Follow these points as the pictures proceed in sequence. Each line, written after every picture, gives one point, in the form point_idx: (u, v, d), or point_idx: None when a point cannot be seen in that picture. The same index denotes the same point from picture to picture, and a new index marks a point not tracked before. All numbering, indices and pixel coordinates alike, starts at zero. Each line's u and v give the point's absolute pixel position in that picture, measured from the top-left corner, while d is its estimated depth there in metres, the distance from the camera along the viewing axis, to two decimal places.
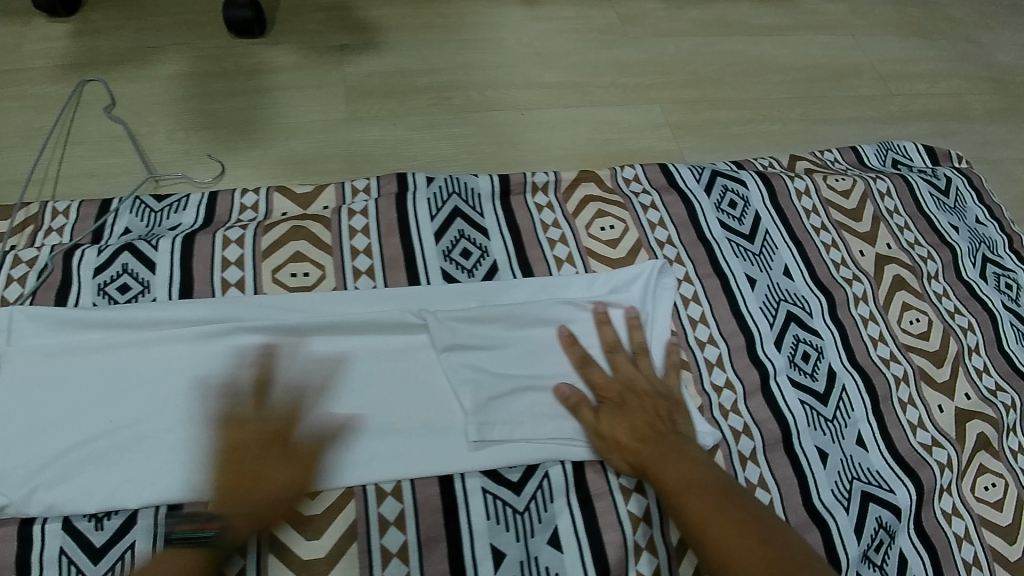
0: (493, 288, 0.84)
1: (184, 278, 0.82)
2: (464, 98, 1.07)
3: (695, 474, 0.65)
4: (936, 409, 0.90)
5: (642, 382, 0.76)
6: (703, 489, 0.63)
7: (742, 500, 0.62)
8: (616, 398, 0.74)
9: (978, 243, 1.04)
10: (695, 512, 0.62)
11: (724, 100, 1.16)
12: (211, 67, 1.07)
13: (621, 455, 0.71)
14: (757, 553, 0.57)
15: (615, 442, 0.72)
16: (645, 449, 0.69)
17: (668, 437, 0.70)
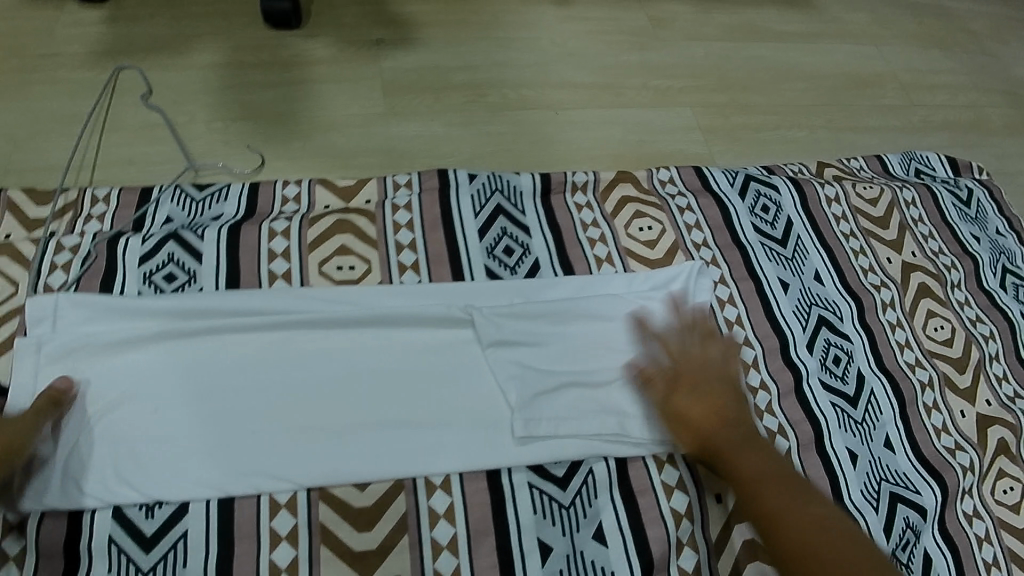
0: (538, 286, 0.85)
1: (231, 269, 0.83)
2: (499, 97, 1.08)
3: (769, 470, 0.67)
4: (959, 414, 0.92)
5: (722, 362, 0.76)
6: (773, 486, 0.65)
7: (815, 501, 0.64)
8: (692, 377, 0.74)
9: (998, 254, 1.07)
10: (768, 507, 0.64)
11: (753, 106, 1.17)
12: (248, 58, 1.07)
13: (690, 433, 0.72)
14: (826, 555, 0.60)
15: (684, 422, 0.73)
16: (717, 434, 0.70)
17: (740, 427, 0.71)
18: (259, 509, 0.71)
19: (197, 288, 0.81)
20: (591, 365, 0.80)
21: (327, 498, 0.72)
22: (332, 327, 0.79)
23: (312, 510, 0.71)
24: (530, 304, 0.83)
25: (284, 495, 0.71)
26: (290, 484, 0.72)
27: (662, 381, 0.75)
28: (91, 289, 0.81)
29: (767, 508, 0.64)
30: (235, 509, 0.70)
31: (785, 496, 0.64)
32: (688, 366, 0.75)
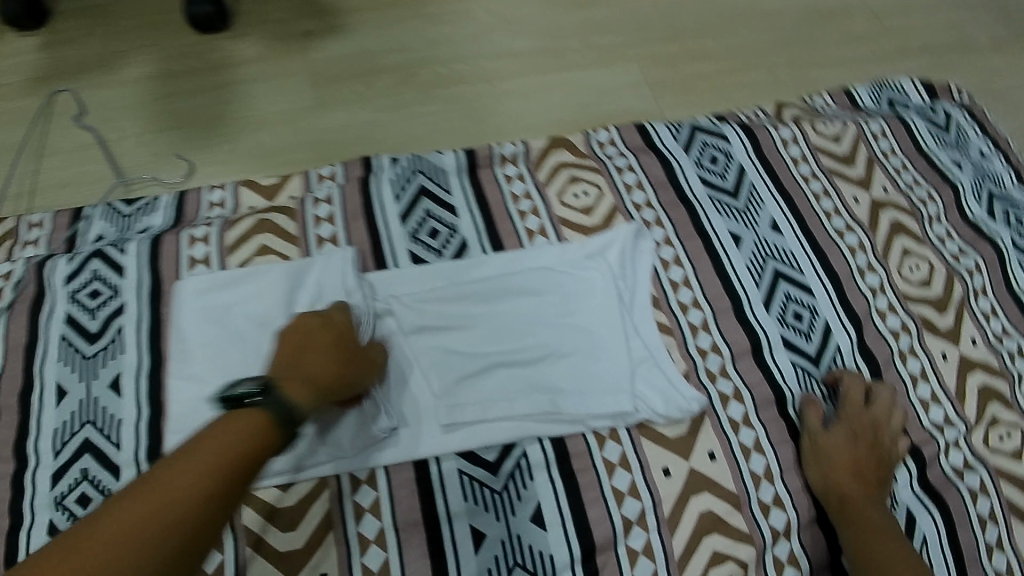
0: (463, 266, 0.81)
1: (153, 280, 0.82)
2: (432, 74, 1.04)
3: (880, 525, 0.70)
4: (940, 357, 0.85)
5: (883, 418, 0.78)
6: (883, 537, 0.69)
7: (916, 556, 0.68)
8: (854, 433, 0.76)
9: (982, 179, 0.98)
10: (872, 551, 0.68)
11: (705, 53, 1.10)
12: (178, 67, 1.06)
13: (828, 468, 0.74)
14: None
15: (819, 457, 0.75)
16: (859, 484, 0.73)
17: (876, 487, 0.74)
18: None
19: (123, 302, 0.81)
20: (520, 344, 0.77)
21: (251, 502, 0.70)
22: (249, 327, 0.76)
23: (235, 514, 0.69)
24: (454, 287, 0.79)
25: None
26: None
27: (817, 429, 0.76)
28: (23, 314, 0.81)
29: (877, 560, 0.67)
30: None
31: (896, 548, 0.68)
32: (847, 428, 0.77)
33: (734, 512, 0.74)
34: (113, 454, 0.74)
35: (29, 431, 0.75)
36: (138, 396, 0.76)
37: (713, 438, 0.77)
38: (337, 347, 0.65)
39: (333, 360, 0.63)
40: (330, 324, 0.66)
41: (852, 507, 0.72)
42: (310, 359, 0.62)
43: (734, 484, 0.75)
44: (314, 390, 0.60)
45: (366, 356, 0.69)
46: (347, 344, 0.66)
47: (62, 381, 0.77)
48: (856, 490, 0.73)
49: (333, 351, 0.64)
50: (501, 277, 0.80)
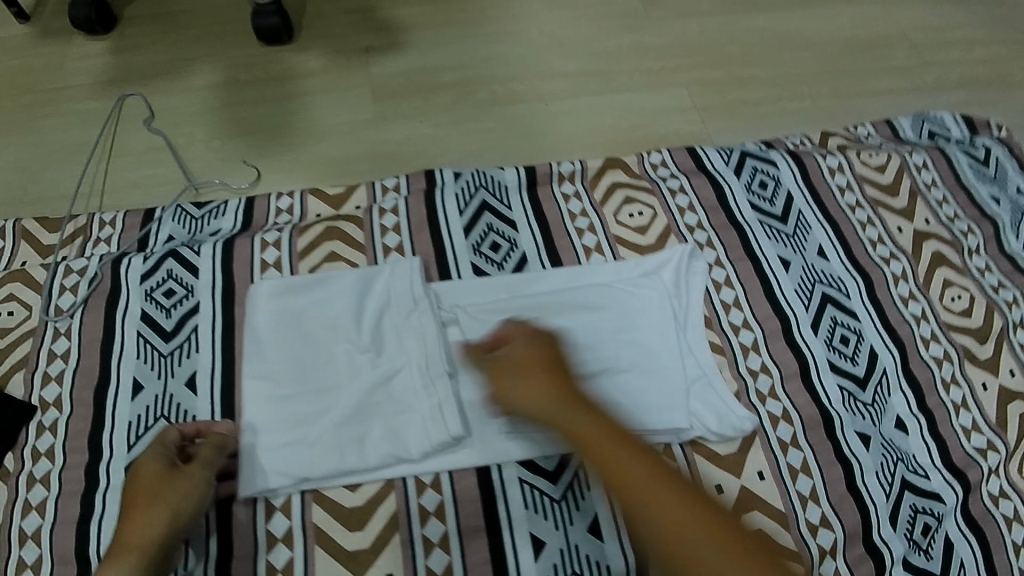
0: (525, 280, 0.85)
1: (226, 282, 0.86)
2: (488, 92, 1.08)
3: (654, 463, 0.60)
4: (980, 387, 0.88)
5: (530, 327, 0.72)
6: (663, 491, 0.57)
7: (691, 500, 0.57)
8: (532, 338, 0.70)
9: (1021, 215, 1.00)
10: (669, 517, 0.56)
11: (751, 79, 1.14)
12: (243, 76, 1.10)
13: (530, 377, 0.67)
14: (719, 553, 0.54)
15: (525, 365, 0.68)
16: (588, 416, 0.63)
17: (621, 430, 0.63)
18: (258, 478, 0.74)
19: (197, 303, 0.85)
20: (579, 355, 0.80)
21: (321, 501, 0.74)
22: (321, 329, 0.80)
23: (307, 511, 0.73)
24: (516, 298, 0.83)
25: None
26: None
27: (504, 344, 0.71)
28: (99, 310, 0.85)
29: (664, 509, 0.56)
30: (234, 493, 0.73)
31: (671, 500, 0.57)
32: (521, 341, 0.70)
33: (783, 531, 0.76)
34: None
35: (104, 424, 0.78)
36: (212, 394, 0.79)
37: (761, 457, 0.80)
38: (150, 496, 0.66)
39: (150, 512, 0.65)
40: (146, 480, 0.67)
41: (607, 445, 0.61)
42: (136, 520, 0.64)
43: (782, 504, 0.78)
44: (133, 558, 0.62)
45: (186, 470, 0.68)
46: (146, 495, 0.66)
47: (139, 376, 0.80)
48: (543, 419, 0.65)
49: (150, 503, 0.65)
50: (561, 291, 0.83)
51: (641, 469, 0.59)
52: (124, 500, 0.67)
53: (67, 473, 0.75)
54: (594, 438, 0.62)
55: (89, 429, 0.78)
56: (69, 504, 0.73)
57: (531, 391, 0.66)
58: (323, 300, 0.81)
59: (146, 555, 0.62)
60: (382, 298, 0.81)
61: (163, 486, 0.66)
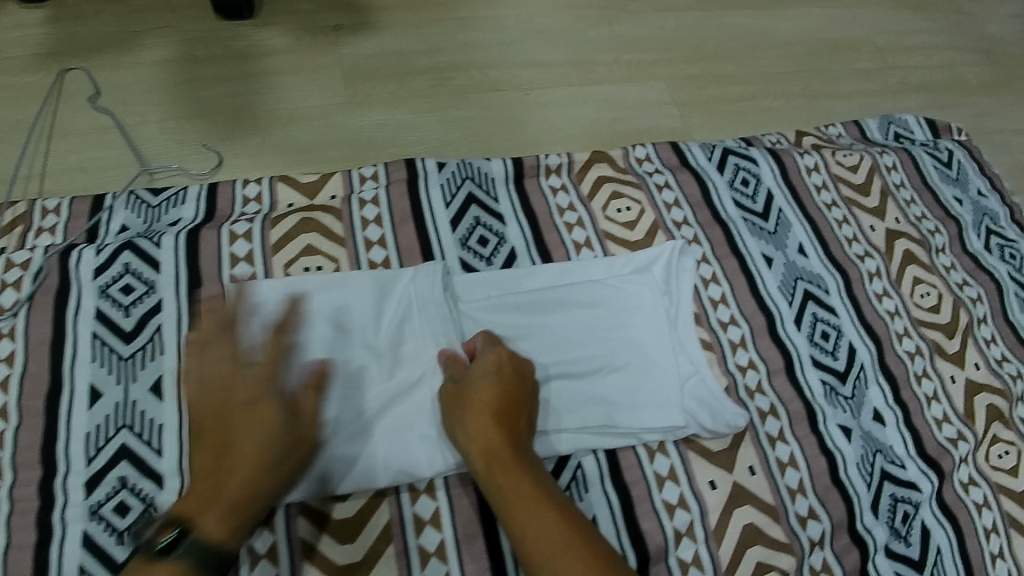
0: (515, 276, 0.82)
1: (191, 277, 0.79)
2: (466, 79, 1.04)
3: (533, 507, 0.60)
4: (948, 380, 0.92)
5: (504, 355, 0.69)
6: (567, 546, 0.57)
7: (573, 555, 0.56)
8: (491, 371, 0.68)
9: (981, 216, 1.05)
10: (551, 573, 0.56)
11: (727, 76, 1.14)
12: (200, 52, 1.02)
13: (479, 419, 0.65)
14: None
15: (474, 405, 0.66)
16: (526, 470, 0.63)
17: (530, 481, 0.62)
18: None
19: (160, 300, 0.78)
20: (574, 354, 0.78)
21: (305, 512, 0.69)
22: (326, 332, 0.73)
23: (291, 524, 0.68)
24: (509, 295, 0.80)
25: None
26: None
27: (459, 376, 0.69)
28: (46, 308, 0.76)
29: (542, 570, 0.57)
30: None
31: (556, 557, 0.57)
32: (478, 375, 0.68)
33: (773, 524, 0.77)
34: (153, 463, 0.71)
35: (58, 436, 0.70)
36: (180, 401, 0.73)
37: (752, 452, 0.80)
38: (236, 444, 0.61)
39: (240, 464, 0.60)
40: (235, 421, 0.62)
41: (528, 498, 0.61)
42: (217, 468, 0.61)
43: (772, 497, 0.78)
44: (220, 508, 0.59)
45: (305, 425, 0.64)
46: (234, 441, 0.61)
47: (96, 382, 0.73)
48: (482, 463, 0.64)
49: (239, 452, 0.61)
50: (553, 287, 0.81)
51: (553, 534, 0.58)
52: (205, 434, 0.62)
53: (18, 492, 0.68)
54: (524, 493, 0.61)
55: (41, 441, 0.70)
56: (22, 527, 0.67)
57: (474, 432, 0.65)
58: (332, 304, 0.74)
59: (231, 510, 0.59)
60: (395, 298, 0.76)
61: (254, 434, 0.61)
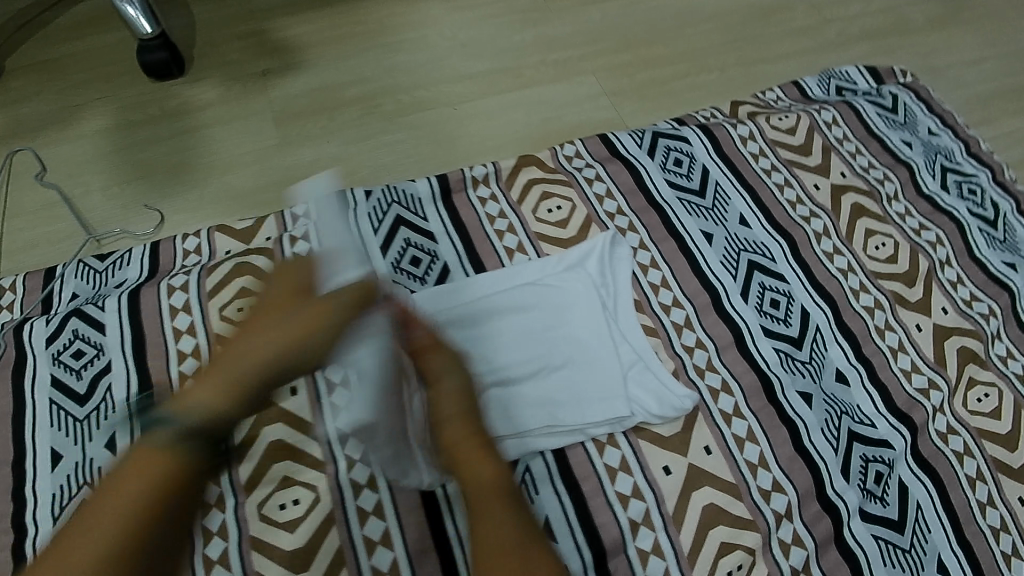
0: (445, 292, 0.82)
1: (136, 335, 0.82)
2: (394, 103, 1.05)
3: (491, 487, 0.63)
4: (914, 329, 0.88)
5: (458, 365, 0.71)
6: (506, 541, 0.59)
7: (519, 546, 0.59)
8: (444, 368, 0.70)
9: (934, 155, 1.02)
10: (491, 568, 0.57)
11: (658, 58, 1.14)
12: (138, 116, 1.05)
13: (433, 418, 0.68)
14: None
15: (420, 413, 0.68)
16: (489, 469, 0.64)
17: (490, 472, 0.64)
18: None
19: (109, 361, 0.81)
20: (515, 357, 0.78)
21: (259, 547, 0.70)
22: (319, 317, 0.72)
23: (245, 562, 0.69)
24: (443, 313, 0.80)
25: (215, 522, 0.71)
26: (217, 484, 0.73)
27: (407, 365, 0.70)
28: (3, 383, 0.79)
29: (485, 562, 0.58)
30: None
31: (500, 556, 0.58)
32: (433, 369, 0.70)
33: (735, 502, 0.75)
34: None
35: (26, 501, 0.73)
36: None
37: (706, 432, 0.79)
38: (264, 325, 0.61)
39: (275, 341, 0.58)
40: (277, 302, 0.65)
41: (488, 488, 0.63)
42: (292, 326, 0.60)
43: (731, 475, 0.77)
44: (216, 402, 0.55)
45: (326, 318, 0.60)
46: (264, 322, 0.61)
47: (57, 446, 0.76)
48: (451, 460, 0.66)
49: (236, 352, 0.59)
50: (488, 297, 0.81)
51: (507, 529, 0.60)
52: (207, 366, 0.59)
53: None
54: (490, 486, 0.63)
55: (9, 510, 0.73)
56: None
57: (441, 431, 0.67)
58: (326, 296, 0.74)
59: (248, 387, 0.56)
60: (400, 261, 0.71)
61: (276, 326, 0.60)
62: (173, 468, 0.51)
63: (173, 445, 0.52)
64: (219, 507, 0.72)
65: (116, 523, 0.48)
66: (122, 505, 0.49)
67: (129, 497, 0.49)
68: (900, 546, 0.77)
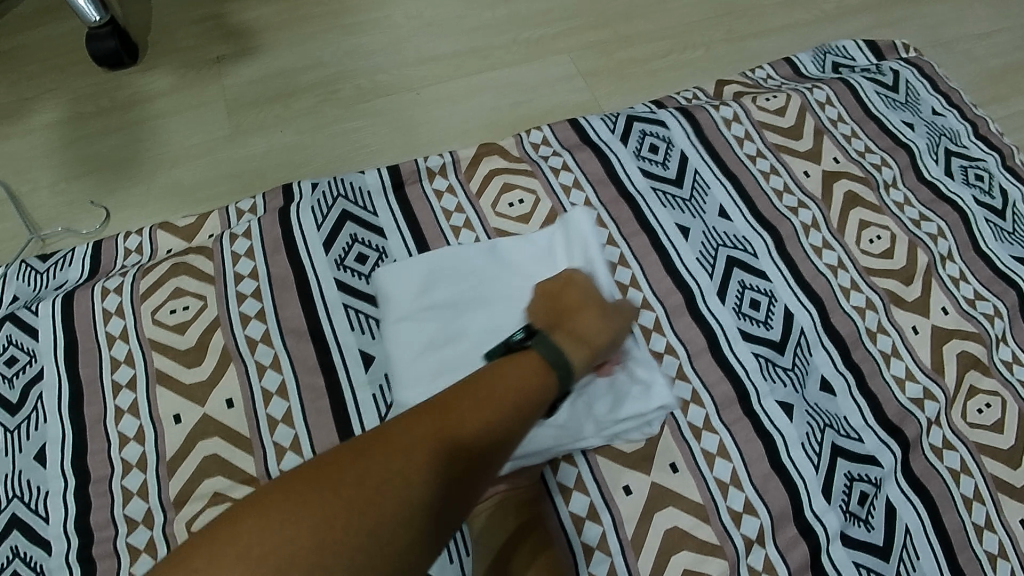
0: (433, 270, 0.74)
1: (69, 341, 0.76)
2: (353, 88, 1.00)
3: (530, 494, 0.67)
4: (910, 331, 0.80)
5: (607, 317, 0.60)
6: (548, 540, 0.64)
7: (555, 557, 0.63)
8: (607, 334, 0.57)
9: (938, 137, 0.94)
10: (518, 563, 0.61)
11: (639, 34, 1.06)
12: (88, 108, 0.99)
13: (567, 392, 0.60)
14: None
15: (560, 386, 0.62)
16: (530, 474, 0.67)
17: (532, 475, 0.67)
18: (116, 531, 0.67)
19: (41, 370, 0.74)
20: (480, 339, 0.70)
21: None
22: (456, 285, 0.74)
23: None
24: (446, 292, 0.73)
25: (142, 540, 0.67)
26: (145, 501, 0.68)
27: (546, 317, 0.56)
28: None
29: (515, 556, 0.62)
30: (94, 558, 0.66)
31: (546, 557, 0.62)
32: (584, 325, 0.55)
33: (701, 524, 0.69)
34: (39, 529, 0.67)
35: None
36: (64, 467, 0.70)
37: (673, 446, 0.72)
38: (596, 317, 0.56)
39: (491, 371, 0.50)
40: (565, 293, 0.58)
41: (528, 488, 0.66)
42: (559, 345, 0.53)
43: (698, 494, 0.70)
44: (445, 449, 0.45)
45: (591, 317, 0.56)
46: (573, 316, 0.56)
47: None
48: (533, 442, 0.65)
49: (507, 370, 0.50)
50: (473, 272, 0.75)
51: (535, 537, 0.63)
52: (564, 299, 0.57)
53: None
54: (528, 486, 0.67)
55: None
56: None
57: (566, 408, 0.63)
58: (445, 266, 0.75)
59: (598, 355, 0.55)
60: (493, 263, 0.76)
61: (591, 322, 0.56)
62: (547, 386, 0.51)
63: (444, 475, 0.44)
64: (147, 526, 0.67)
65: (312, 542, 0.40)
66: (337, 526, 0.40)
67: (332, 500, 0.41)
68: (885, 575, 0.70)
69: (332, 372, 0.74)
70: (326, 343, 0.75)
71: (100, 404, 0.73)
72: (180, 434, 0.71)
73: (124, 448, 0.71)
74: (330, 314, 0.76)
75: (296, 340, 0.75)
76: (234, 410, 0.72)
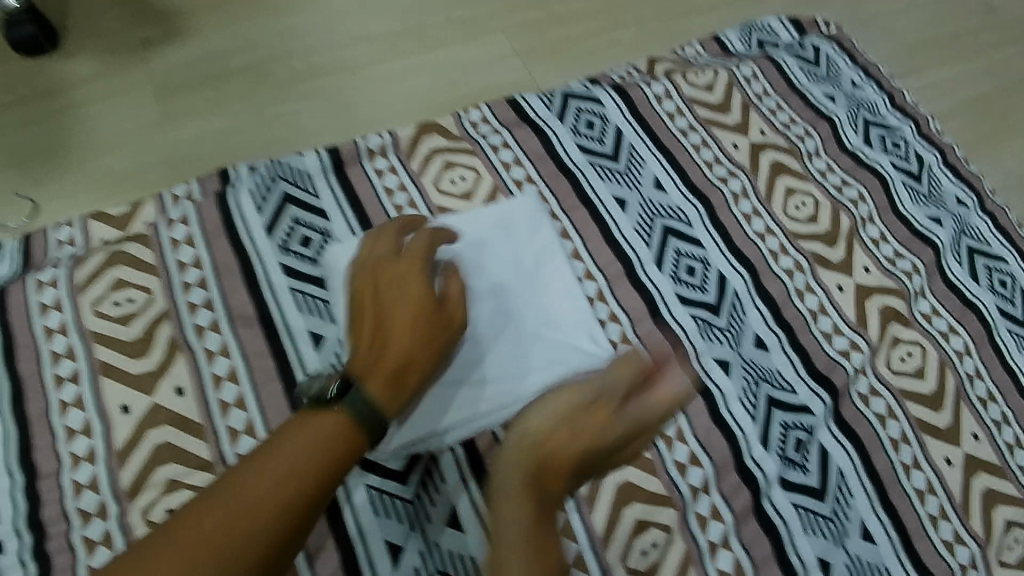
0: None
1: (3, 337, 0.74)
2: (288, 70, 0.99)
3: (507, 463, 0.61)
4: (836, 290, 0.86)
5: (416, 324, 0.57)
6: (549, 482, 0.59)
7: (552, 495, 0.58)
8: (427, 337, 0.58)
9: (857, 108, 1.00)
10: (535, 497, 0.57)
11: (573, 12, 1.08)
12: (6, 96, 0.95)
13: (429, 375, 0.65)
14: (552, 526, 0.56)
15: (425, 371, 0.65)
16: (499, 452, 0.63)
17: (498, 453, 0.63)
18: (70, 525, 0.66)
19: None
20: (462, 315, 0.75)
21: None
22: None
23: None
24: None
25: (98, 532, 0.66)
26: (97, 493, 0.68)
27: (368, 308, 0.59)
28: None
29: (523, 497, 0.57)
30: (47, 556, 0.65)
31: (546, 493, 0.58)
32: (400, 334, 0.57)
33: (652, 478, 0.73)
34: None
35: None
36: (7, 466, 0.68)
37: None
38: (416, 324, 0.58)
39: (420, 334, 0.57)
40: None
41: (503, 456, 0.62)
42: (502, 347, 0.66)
43: (647, 449, 0.73)
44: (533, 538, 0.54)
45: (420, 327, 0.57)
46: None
47: None
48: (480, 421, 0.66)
49: (303, 434, 0.50)
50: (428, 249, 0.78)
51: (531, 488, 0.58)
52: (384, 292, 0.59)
53: None
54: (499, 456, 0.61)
55: None
56: None
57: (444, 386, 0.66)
58: None
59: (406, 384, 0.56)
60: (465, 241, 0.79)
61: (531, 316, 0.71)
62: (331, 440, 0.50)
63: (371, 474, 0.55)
64: (102, 517, 0.67)
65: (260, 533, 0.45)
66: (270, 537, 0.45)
67: (273, 506, 0.46)
68: (821, 514, 0.75)
69: (282, 354, 0.74)
70: (274, 326, 0.75)
71: (42, 400, 0.71)
72: (130, 424, 0.70)
73: (72, 442, 0.69)
74: (276, 298, 0.76)
75: (244, 325, 0.75)
76: (185, 399, 0.71)
